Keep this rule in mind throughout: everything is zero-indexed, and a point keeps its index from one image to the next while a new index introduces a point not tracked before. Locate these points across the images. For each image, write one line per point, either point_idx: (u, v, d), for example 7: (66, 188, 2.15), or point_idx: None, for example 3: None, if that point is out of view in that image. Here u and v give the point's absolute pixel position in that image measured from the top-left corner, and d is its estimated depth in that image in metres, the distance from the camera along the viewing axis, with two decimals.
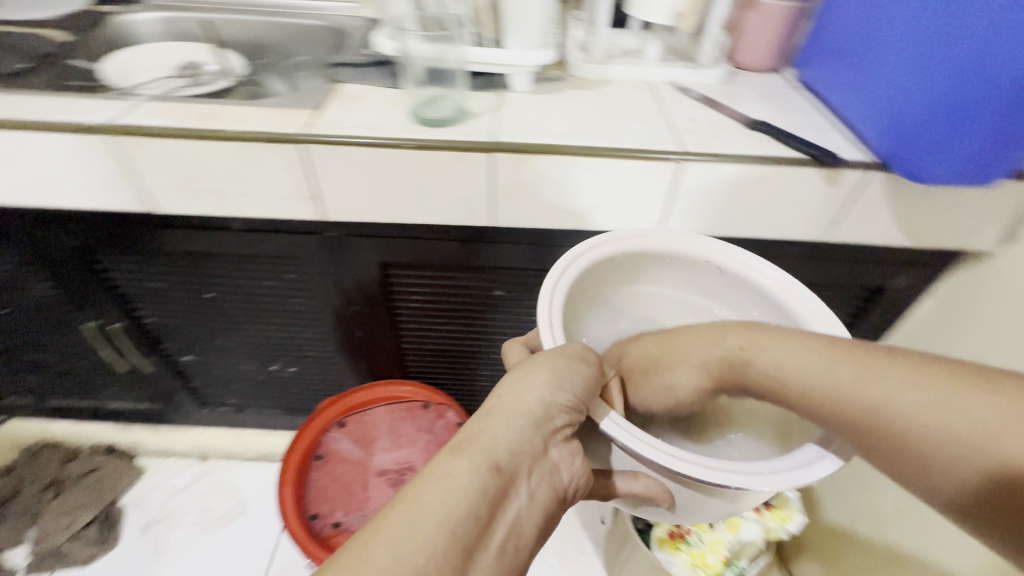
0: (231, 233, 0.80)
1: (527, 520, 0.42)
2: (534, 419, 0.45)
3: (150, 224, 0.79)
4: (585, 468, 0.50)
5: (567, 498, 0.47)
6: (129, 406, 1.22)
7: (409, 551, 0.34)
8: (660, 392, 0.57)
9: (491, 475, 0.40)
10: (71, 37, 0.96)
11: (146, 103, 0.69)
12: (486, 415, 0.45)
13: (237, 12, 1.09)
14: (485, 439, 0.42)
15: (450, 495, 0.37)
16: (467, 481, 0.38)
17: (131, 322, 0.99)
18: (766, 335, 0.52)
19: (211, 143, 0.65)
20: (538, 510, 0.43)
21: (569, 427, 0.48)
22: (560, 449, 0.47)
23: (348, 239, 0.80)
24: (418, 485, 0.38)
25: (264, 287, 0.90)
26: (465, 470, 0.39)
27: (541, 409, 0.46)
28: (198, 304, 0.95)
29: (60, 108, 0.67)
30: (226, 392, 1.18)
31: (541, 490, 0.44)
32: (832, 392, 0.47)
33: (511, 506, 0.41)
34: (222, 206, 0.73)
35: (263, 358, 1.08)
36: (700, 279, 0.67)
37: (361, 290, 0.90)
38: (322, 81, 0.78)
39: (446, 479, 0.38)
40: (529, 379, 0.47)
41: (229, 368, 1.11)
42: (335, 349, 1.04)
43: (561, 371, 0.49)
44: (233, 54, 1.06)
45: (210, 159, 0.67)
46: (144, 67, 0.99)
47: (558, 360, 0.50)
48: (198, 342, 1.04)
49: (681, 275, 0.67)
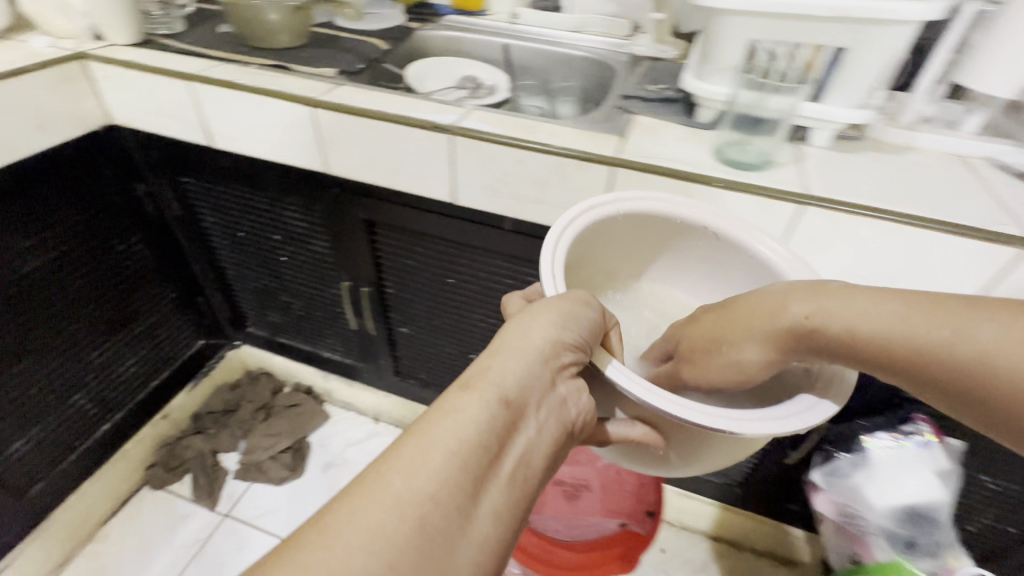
0: (499, 233, 0.88)
1: (537, 452, 0.42)
2: (541, 354, 0.45)
3: (437, 213, 0.90)
4: (591, 404, 0.49)
5: (577, 433, 0.48)
6: (337, 359, 1.40)
7: (421, 480, 0.35)
8: (725, 369, 0.51)
9: (498, 408, 0.40)
10: (388, 45, 1.13)
11: (476, 111, 0.80)
12: (493, 353, 0.45)
13: (511, 36, 1.21)
14: (493, 374, 0.42)
15: (461, 429, 0.38)
16: (475, 413, 0.39)
17: (375, 289, 1.13)
18: (840, 299, 0.45)
19: (532, 154, 0.73)
20: (548, 440, 0.44)
21: (574, 364, 0.48)
22: (567, 385, 0.47)
23: None
24: (432, 418, 0.38)
25: (502, 284, 0.98)
26: (476, 402, 0.40)
27: (547, 345, 0.46)
28: (433, 286, 1.06)
29: (411, 107, 0.80)
30: (421, 367, 1.30)
31: (550, 423, 0.44)
32: (889, 347, 0.42)
33: (521, 438, 0.42)
34: (512, 208, 0.81)
35: (468, 345, 1.17)
36: (673, 239, 0.65)
37: None
38: (615, 111, 0.84)
39: (457, 414, 0.39)
40: (535, 319, 0.47)
41: (434, 347, 1.22)
42: None
43: (566, 318, 0.48)
44: (503, 74, 1.17)
45: (524, 167, 0.75)
46: (437, 75, 1.16)
47: (565, 303, 0.50)
48: (420, 318, 1.16)
49: (659, 234, 0.65)
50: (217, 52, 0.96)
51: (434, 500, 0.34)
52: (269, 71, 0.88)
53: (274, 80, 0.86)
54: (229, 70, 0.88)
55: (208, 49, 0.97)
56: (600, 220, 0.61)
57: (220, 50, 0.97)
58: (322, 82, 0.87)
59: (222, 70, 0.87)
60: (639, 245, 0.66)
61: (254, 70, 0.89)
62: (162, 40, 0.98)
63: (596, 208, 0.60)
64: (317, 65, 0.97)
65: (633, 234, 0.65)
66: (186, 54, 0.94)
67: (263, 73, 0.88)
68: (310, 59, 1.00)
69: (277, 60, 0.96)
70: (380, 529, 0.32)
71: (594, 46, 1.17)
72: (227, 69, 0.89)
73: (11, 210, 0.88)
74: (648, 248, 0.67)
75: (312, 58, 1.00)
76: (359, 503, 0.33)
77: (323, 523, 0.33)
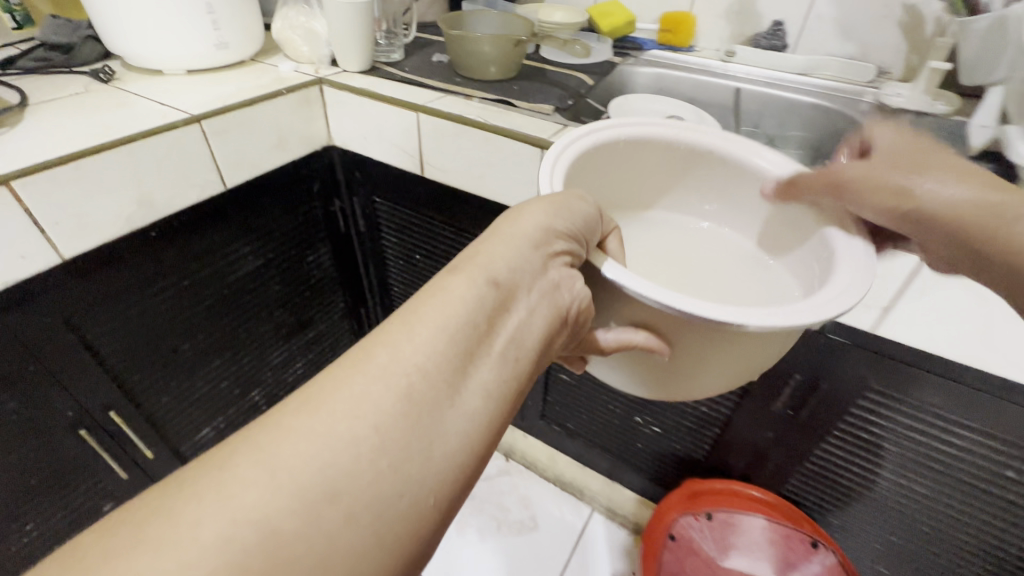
0: None
1: (528, 332, 0.44)
2: (532, 240, 0.47)
3: None
4: (585, 294, 0.50)
5: (573, 318, 0.49)
6: None
7: (405, 354, 0.36)
8: (886, 192, 0.52)
9: (489, 287, 0.42)
10: (593, 81, 1.07)
11: None
12: (484, 242, 0.46)
13: (722, 76, 1.10)
14: (482, 259, 0.44)
15: (450, 307, 0.39)
16: (465, 294, 0.40)
17: None
18: None
19: None
20: (540, 321, 0.45)
21: (568, 254, 0.50)
22: (560, 271, 0.48)
23: (855, 350, 0.70)
24: (422, 300, 0.40)
25: None
26: (462, 283, 0.41)
27: (540, 232, 0.48)
28: None
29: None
30: (570, 418, 1.21)
31: (542, 305, 0.45)
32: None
33: (511, 317, 0.43)
34: None
35: (634, 407, 1.06)
36: (703, 168, 0.68)
37: (816, 397, 0.79)
38: None
39: (447, 295, 0.40)
40: (529, 210, 0.49)
41: (593, 401, 1.13)
42: (719, 432, 0.95)
43: (560, 209, 0.50)
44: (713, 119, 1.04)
45: None
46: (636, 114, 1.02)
47: (552, 198, 0.51)
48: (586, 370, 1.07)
49: (671, 160, 0.68)
50: (436, 82, 0.96)
51: (421, 371, 0.36)
52: (492, 106, 0.86)
53: (496, 116, 0.84)
54: (453, 103, 0.87)
55: (426, 79, 0.98)
56: (612, 146, 0.65)
57: (438, 80, 0.98)
58: (545, 121, 0.83)
59: (447, 104, 0.87)
60: (648, 166, 0.68)
61: (476, 104, 0.87)
62: (385, 67, 1.02)
63: (611, 133, 0.64)
64: (531, 100, 0.93)
65: (647, 158, 0.68)
66: (407, 82, 0.96)
67: (484, 108, 0.86)
68: (521, 92, 0.97)
69: (492, 93, 0.94)
70: (363, 407, 0.33)
71: (826, 95, 1.02)
72: (450, 101, 0.88)
73: (240, 223, 0.95)
74: (658, 174, 0.70)
75: (523, 92, 0.97)
76: (346, 382, 0.34)
77: (308, 397, 0.34)
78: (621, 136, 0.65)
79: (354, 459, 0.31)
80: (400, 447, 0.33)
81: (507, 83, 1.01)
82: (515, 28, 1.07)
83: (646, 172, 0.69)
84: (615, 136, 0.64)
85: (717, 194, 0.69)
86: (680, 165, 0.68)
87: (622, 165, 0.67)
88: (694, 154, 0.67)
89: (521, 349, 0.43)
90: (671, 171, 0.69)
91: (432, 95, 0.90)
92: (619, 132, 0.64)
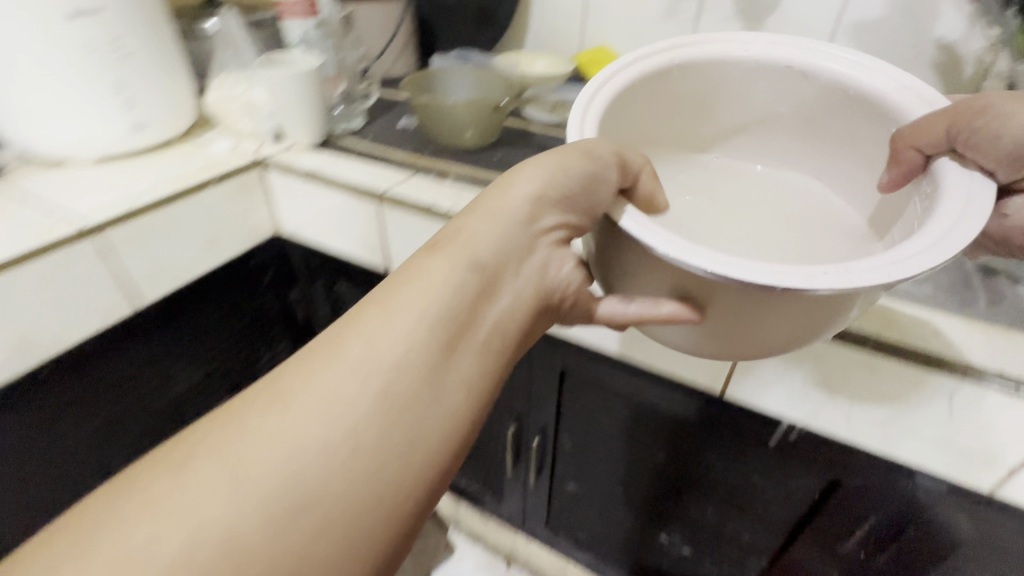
0: (764, 425, 0.62)
1: (505, 321, 0.41)
2: (516, 216, 0.42)
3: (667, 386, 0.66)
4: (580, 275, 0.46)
5: (557, 304, 0.45)
6: (473, 491, 1.16)
7: (381, 346, 0.36)
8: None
9: (468, 275, 0.39)
10: None
11: None
12: (469, 214, 0.43)
13: None
14: (465, 238, 0.41)
15: (427, 292, 0.38)
16: (442, 279, 0.39)
17: (547, 442, 0.90)
18: None
19: (897, 359, 0.48)
20: (521, 309, 0.42)
21: (562, 227, 0.44)
22: (545, 250, 0.43)
23: (961, 501, 0.54)
24: (401, 282, 0.39)
25: (740, 477, 0.71)
26: (442, 266, 0.39)
27: (526, 204, 0.42)
28: (635, 460, 0.81)
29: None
30: (583, 530, 1.02)
31: (524, 292, 0.42)
32: None
33: (493, 307, 0.41)
34: (826, 415, 0.56)
35: (659, 526, 0.88)
36: (773, 93, 0.59)
37: (900, 542, 0.62)
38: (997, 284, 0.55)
39: (424, 276, 0.39)
40: (522, 175, 0.43)
41: (608, 515, 0.95)
42: (769, 562, 0.78)
43: (571, 162, 0.42)
44: None
45: (872, 373, 0.50)
46: None
47: (550, 156, 0.43)
48: (598, 481, 0.90)
49: (736, 92, 0.60)
50: (404, 157, 0.81)
51: (398, 366, 0.36)
52: (472, 189, 0.71)
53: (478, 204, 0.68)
54: (425, 186, 0.72)
55: (393, 151, 0.83)
56: (660, 78, 0.56)
57: (406, 154, 0.82)
58: None
59: (418, 188, 0.71)
60: (699, 100, 0.60)
61: (453, 187, 0.72)
62: (344, 139, 0.86)
63: (666, 57, 0.56)
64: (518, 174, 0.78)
65: (700, 92, 0.59)
66: (369, 157, 0.81)
67: (462, 192, 0.71)
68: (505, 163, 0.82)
69: (472, 167, 0.79)
70: (334, 405, 0.34)
71: None
72: (421, 184, 0.73)
73: (173, 334, 0.81)
74: (716, 110, 0.61)
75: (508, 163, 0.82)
76: (315, 377, 0.35)
77: (274, 394, 0.34)
78: (677, 63, 0.56)
79: (326, 461, 0.32)
80: (379, 449, 0.34)
81: (488, 151, 0.86)
82: (494, 87, 0.92)
83: (701, 105, 0.61)
84: (668, 65, 0.56)
85: (790, 120, 0.60)
86: (742, 98, 0.60)
87: (668, 99, 0.59)
88: (757, 88, 0.59)
89: (500, 333, 0.41)
90: (729, 108, 0.61)
91: (400, 177, 0.74)
92: (673, 61, 0.56)
